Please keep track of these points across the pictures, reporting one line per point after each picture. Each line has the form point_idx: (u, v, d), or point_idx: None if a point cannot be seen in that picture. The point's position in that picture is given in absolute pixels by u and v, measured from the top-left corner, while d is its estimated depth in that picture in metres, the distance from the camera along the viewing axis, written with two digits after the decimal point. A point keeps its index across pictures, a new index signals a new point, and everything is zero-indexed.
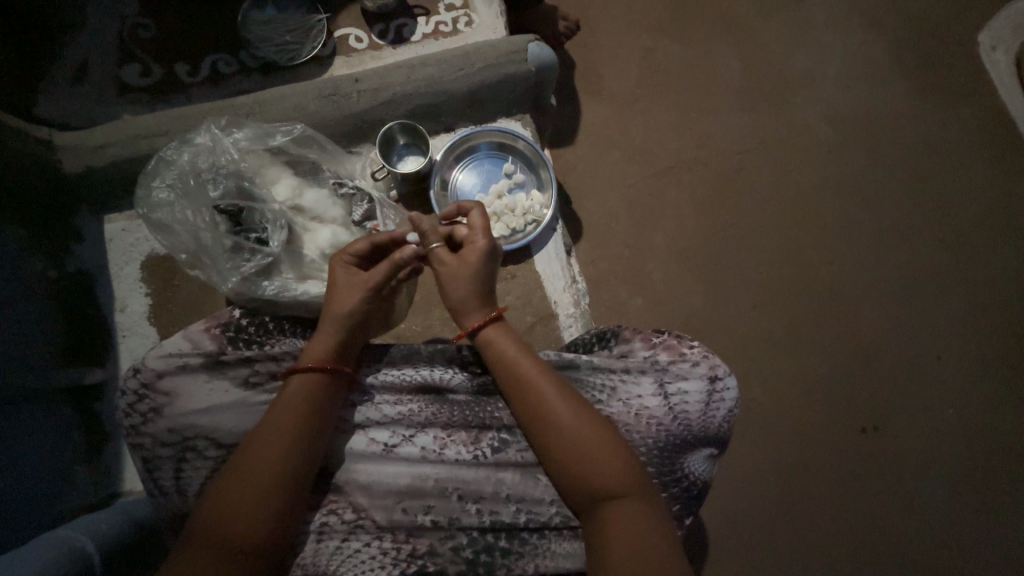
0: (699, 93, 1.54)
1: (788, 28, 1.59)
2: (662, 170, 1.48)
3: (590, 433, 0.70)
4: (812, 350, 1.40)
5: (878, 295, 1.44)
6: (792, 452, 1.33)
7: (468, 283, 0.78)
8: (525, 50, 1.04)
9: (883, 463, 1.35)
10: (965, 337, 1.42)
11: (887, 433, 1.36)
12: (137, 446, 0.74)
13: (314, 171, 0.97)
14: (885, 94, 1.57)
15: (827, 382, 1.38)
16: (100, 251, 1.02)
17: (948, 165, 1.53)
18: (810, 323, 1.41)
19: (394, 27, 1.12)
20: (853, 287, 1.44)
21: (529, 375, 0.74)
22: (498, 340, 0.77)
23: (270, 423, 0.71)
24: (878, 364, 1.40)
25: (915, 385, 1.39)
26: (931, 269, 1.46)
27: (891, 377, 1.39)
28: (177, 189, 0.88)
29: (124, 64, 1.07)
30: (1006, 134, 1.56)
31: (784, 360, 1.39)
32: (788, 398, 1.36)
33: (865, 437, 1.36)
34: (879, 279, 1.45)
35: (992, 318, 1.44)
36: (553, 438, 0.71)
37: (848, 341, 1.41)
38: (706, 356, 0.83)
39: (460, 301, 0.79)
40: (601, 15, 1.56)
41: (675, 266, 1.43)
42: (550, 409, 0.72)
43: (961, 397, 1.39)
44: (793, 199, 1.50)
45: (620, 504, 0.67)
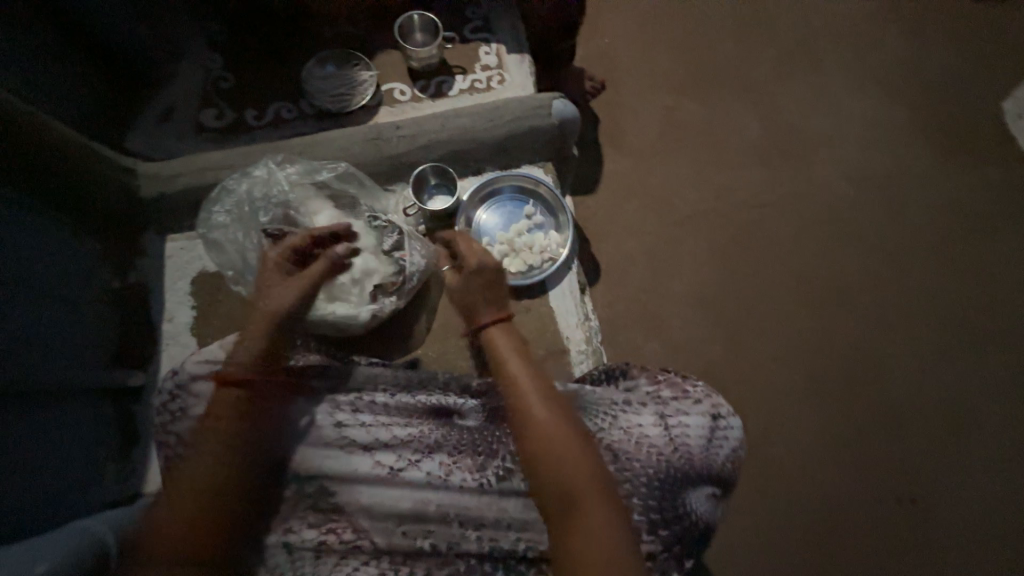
0: (716, 151, 1.72)
1: (802, 97, 1.79)
2: (679, 219, 1.65)
3: (567, 441, 0.75)
4: (820, 385, 1.51)
5: (886, 340, 1.55)
6: (799, 483, 1.43)
7: (473, 291, 0.93)
8: (549, 106, 1.16)
9: (875, 510, 1.42)
10: (971, 382, 1.51)
11: (890, 471, 1.45)
12: (163, 444, 0.80)
13: (353, 205, 1.06)
14: (897, 156, 1.72)
15: (832, 419, 1.48)
16: (159, 264, 1.11)
17: (961, 222, 1.65)
18: (819, 361, 1.53)
19: (435, 83, 1.26)
20: (862, 329, 1.56)
21: (517, 376, 0.82)
22: (497, 340, 0.88)
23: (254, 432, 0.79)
24: (884, 403, 1.50)
25: (908, 438, 1.47)
26: (938, 317, 1.57)
27: (884, 426, 1.48)
28: (232, 213, 0.98)
29: (203, 109, 1.24)
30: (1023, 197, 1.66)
31: (792, 395, 1.50)
32: (793, 430, 1.47)
33: (869, 474, 1.44)
34: (888, 326, 1.57)
35: (1000, 367, 1.52)
36: (531, 438, 0.75)
37: (855, 379, 1.52)
38: (709, 394, 0.83)
39: (471, 300, 0.92)
40: (623, 84, 1.78)
41: (688, 307, 1.56)
42: (532, 413, 0.77)
43: (951, 452, 1.46)
44: (804, 249, 1.64)
45: (578, 504, 0.71)
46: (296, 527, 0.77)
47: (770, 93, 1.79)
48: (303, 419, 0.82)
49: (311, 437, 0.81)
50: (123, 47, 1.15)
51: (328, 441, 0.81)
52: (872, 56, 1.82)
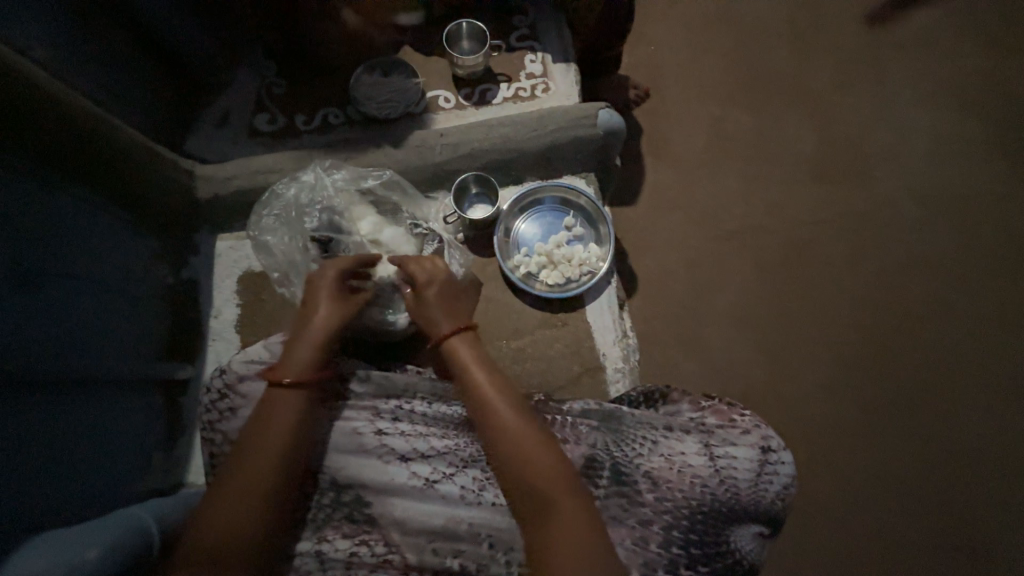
0: (769, 163, 1.64)
1: (864, 108, 1.68)
2: (725, 234, 1.58)
3: (538, 450, 0.72)
4: (878, 417, 1.41)
5: (956, 372, 1.44)
6: (849, 522, 1.33)
7: (435, 307, 0.87)
8: (595, 116, 1.13)
9: (936, 559, 1.31)
10: None
11: (954, 516, 1.34)
12: (208, 440, 0.83)
13: (394, 212, 1.07)
14: (972, 173, 1.61)
15: (891, 455, 1.38)
16: (210, 263, 1.16)
17: None
18: (877, 392, 1.43)
19: (479, 91, 1.26)
20: (927, 360, 1.45)
21: (481, 384, 0.78)
22: (458, 348, 0.83)
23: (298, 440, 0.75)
24: (951, 442, 1.39)
25: (976, 481, 1.36)
26: (1016, 350, 1.45)
27: (949, 466, 1.37)
28: (280, 217, 1.01)
29: (256, 113, 1.28)
30: None
31: (846, 426, 1.40)
32: (844, 465, 1.37)
33: (929, 518, 1.33)
34: (959, 357, 1.45)
35: None
36: (502, 449, 0.73)
37: (917, 413, 1.41)
38: (758, 424, 0.78)
39: (432, 320, 0.87)
40: (669, 93, 1.73)
41: (731, 328, 1.50)
42: (500, 422, 0.74)
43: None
44: (865, 271, 1.53)
45: (555, 515, 0.68)
46: (329, 537, 0.78)
47: (827, 104, 1.69)
48: (349, 426, 0.82)
49: (352, 443, 0.81)
50: (185, 55, 1.21)
51: (365, 448, 0.81)
52: (943, 67, 1.71)
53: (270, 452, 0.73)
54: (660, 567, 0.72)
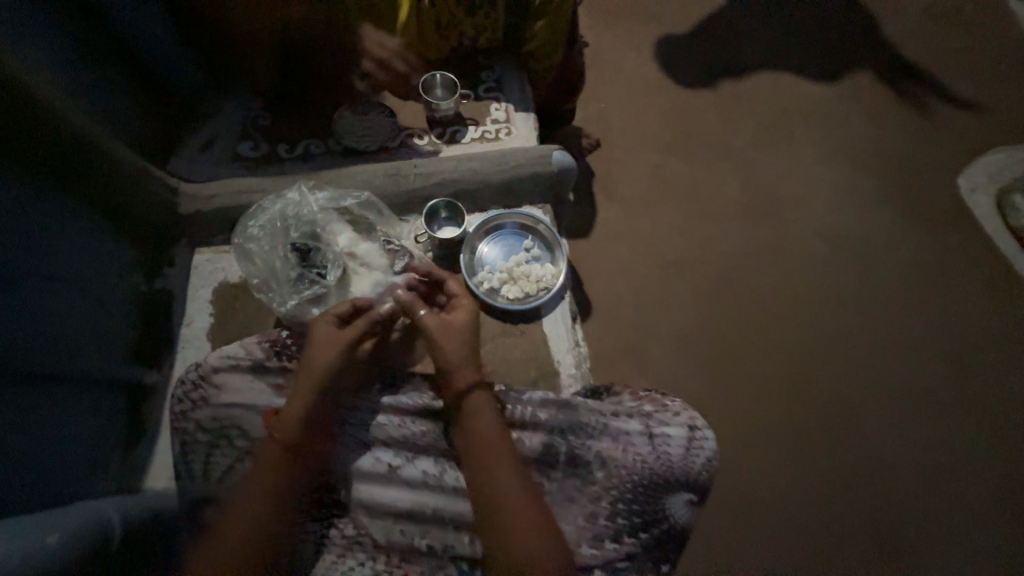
0: (703, 205, 1.90)
1: (778, 163, 2.00)
2: (666, 264, 1.80)
3: (532, 520, 0.75)
4: (803, 426, 1.59)
5: (869, 385, 1.65)
6: (778, 521, 1.47)
7: (458, 353, 0.89)
8: (551, 155, 1.31)
9: (860, 556, 1.44)
10: (955, 429, 1.60)
11: (875, 514, 1.49)
12: (180, 429, 0.88)
13: (370, 230, 1.18)
14: (869, 218, 1.92)
15: (817, 460, 1.55)
16: (185, 275, 1.19)
17: (931, 280, 1.82)
18: (802, 403, 1.62)
19: (449, 132, 1.43)
20: (843, 375, 1.66)
21: (490, 448, 0.81)
22: (477, 408, 0.85)
23: (281, 481, 0.79)
24: (866, 446, 1.57)
25: (890, 482, 1.53)
26: (919, 365, 1.68)
27: (865, 470, 1.54)
28: (264, 229, 1.09)
29: (241, 141, 1.37)
30: (987, 260, 1.86)
31: (773, 434, 1.58)
32: (773, 469, 1.54)
33: (852, 515, 1.48)
34: (871, 372, 1.67)
35: (980, 414, 1.62)
36: (500, 515, 0.75)
37: (836, 422, 1.60)
38: (685, 408, 0.91)
39: (454, 364, 0.88)
40: (617, 144, 2.00)
41: (672, 347, 1.68)
42: (501, 489, 0.77)
43: (931, 498, 1.51)
44: (787, 298, 1.77)
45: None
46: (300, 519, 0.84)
47: (749, 158, 2.00)
48: None
49: None
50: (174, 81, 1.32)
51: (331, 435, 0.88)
52: (838, 132, 2.07)
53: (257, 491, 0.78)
54: (607, 536, 0.82)
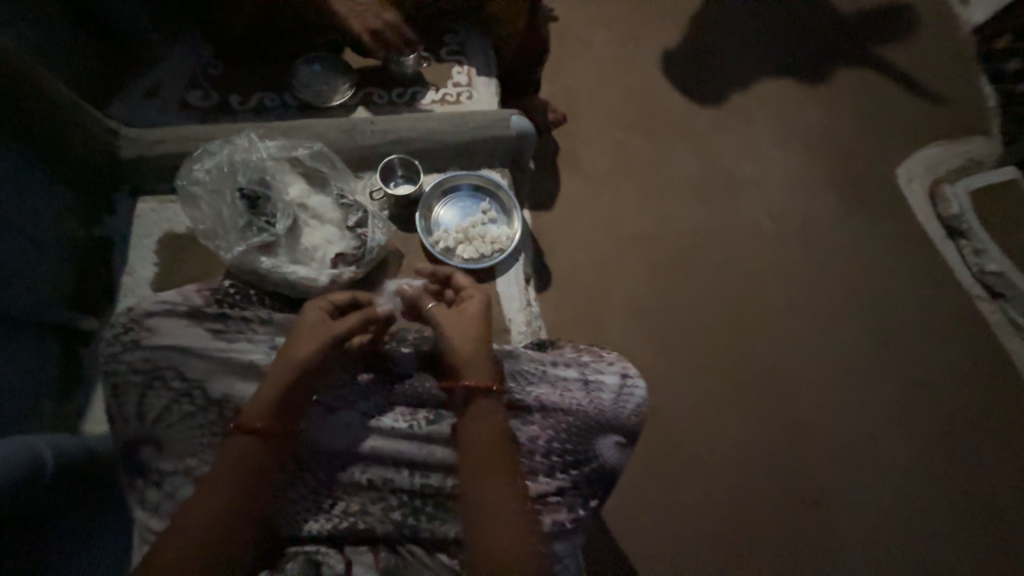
0: (661, 183, 1.97)
1: (735, 146, 2.08)
2: (624, 238, 1.86)
3: (513, 508, 0.75)
4: (743, 392, 1.69)
5: (806, 356, 1.77)
6: (712, 477, 1.58)
7: (467, 345, 0.88)
8: (508, 118, 1.32)
9: (782, 511, 1.56)
10: (880, 398, 1.73)
11: (802, 472, 1.61)
12: (110, 371, 0.84)
13: (324, 184, 1.16)
14: (817, 202, 2.02)
15: (752, 423, 1.66)
16: (128, 223, 1.14)
17: (869, 261, 1.94)
18: (743, 372, 1.72)
19: (409, 92, 1.42)
20: (782, 346, 1.77)
21: (488, 434, 0.81)
22: (484, 406, 0.83)
23: (247, 465, 0.77)
24: (799, 411, 1.69)
25: (816, 445, 1.65)
26: (851, 339, 1.81)
27: (794, 434, 1.66)
28: (212, 174, 1.07)
29: (189, 90, 1.32)
30: (920, 245, 1.99)
31: (715, 399, 1.68)
32: (712, 431, 1.64)
33: (779, 473, 1.60)
34: (807, 344, 1.79)
35: (902, 385, 1.75)
36: (483, 496, 0.75)
37: (774, 388, 1.71)
38: (620, 358, 0.97)
39: (462, 356, 0.87)
40: (583, 120, 2.03)
41: (625, 317, 1.75)
42: (490, 474, 0.77)
43: (850, 462, 1.64)
44: (735, 274, 1.86)
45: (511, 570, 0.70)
46: None
47: (708, 140, 2.07)
48: (247, 358, 0.86)
49: (251, 373, 0.86)
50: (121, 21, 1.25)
51: None
52: (793, 119, 2.16)
53: (223, 475, 0.76)
54: (540, 472, 0.87)
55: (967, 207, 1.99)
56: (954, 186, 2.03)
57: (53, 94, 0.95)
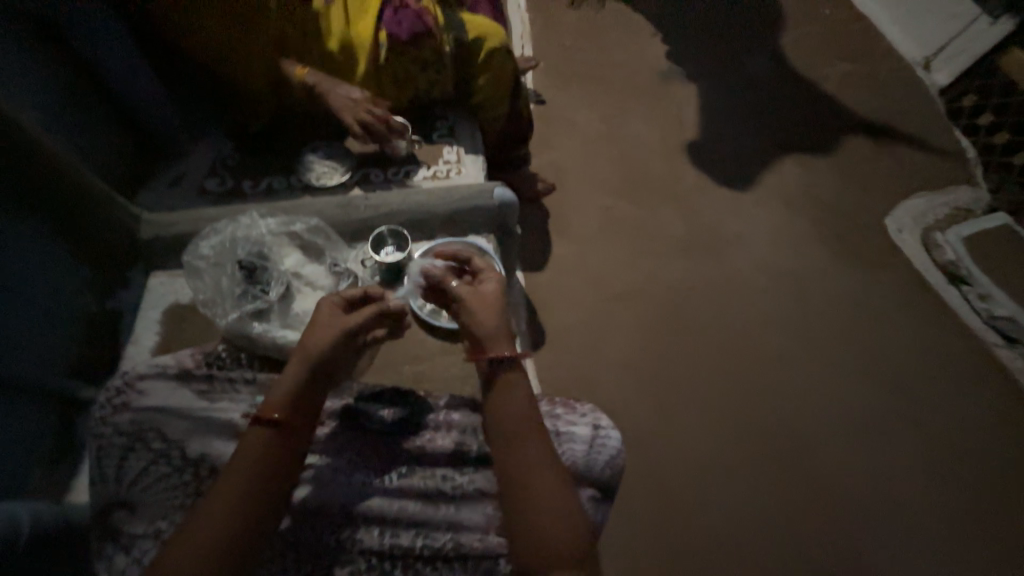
0: (650, 242, 2.05)
1: (719, 205, 2.18)
2: (616, 296, 1.90)
3: (555, 493, 0.79)
4: (751, 451, 1.62)
5: (814, 410, 1.70)
6: (723, 546, 1.48)
7: (491, 318, 0.94)
8: (492, 191, 1.45)
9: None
10: (901, 455, 1.63)
11: (823, 539, 1.50)
12: (96, 434, 0.88)
13: (318, 255, 1.26)
14: (806, 254, 2.06)
15: (762, 485, 1.57)
16: (139, 295, 1.25)
17: (869, 310, 1.92)
18: (748, 429, 1.66)
19: (403, 171, 1.57)
20: (788, 401, 1.72)
21: (521, 428, 0.85)
22: (514, 388, 0.89)
23: (263, 468, 0.77)
24: (813, 471, 1.60)
25: (834, 507, 1.54)
26: (861, 391, 1.74)
27: (809, 497, 1.56)
28: (215, 249, 1.18)
29: (207, 177, 1.49)
30: (920, 292, 1.97)
31: (720, 459, 1.60)
32: (721, 494, 1.55)
33: (796, 541, 1.50)
34: (814, 397, 1.73)
35: (923, 440, 1.66)
36: (524, 487, 0.79)
37: (783, 445, 1.63)
38: (592, 409, 0.97)
39: (486, 330, 0.93)
40: (571, 188, 2.18)
41: (621, 374, 1.74)
42: (530, 469, 0.81)
43: (874, 528, 1.52)
44: (732, 328, 1.86)
45: (560, 555, 0.74)
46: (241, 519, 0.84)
47: (692, 200, 2.18)
48: (229, 416, 0.90)
49: (230, 429, 0.89)
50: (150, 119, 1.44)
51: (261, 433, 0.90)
52: (774, 178, 2.27)
53: (234, 484, 0.75)
54: None
55: (962, 252, 2.08)
56: (946, 234, 2.12)
57: (78, 179, 1.09)
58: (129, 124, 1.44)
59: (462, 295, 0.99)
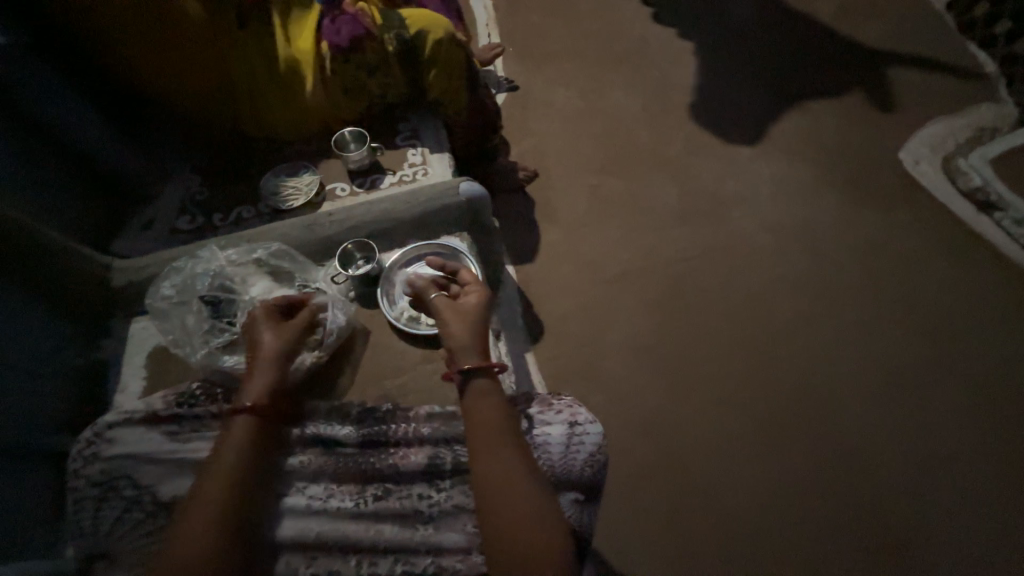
0: (643, 216, 1.95)
1: (714, 166, 2.06)
2: (613, 277, 1.82)
3: (527, 493, 0.79)
4: (775, 421, 1.52)
5: (840, 369, 1.58)
6: (756, 525, 1.39)
7: (467, 333, 0.97)
8: (458, 187, 1.39)
9: (844, 560, 1.34)
10: (943, 406, 1.50)
11: (864, 506, 1.39)
12: (73, 487, 0.91)
13: (288, 278, 1.24)
14: (814, 203, 1.92)
15: (792, 455, 1.47)
16: (122, 343, 1.25)
17: (891, 254, 1.78)
18: (769, 398, 1.56)
19: (370, 180, 1.54)
20: (810, 363, 1.61)
21: (492, 429, 0.85)
22: (487, 391, 0.91)
23: (243, 459, 0.86)
24: (846, 434, 1.49)
25: (873, 471, 1.43)
26: (891, 342, 1.61)
27: (843, 464, 1.45)
28: (178, 288, 1.18)
29: (178, 217, 1.50)
30: (948, 226, 1.81)
31: (742, 433, 1.51)
32: (748, 470, 1.46)
33: (836, 511, 1.39)
34: (839, 356, 1.61)
35: (967, 386, 1.52)
36: (495, 490, 0.79)
37: (809, 411, 1.53)
38: (569, 405, 0.95)
39: (462, 343, 0.96)
40: (555, 171, 2.10)
41: (627, 357, 1.66)
42: (504, 472, 0.80)
43: (919, 490, 1.40)
44: (741, 293, 1.75)
45: (538, 557, 0.73)
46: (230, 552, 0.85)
47: (684, 165, 2.07)
48: (194, 455, 0.92)
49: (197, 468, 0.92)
50: (113, 168, 1.47)
51: None
52: (771, 127, 2.12)
53: (218, 477, 0.83)
54: None
55: (989, 177, 1.89)
56: (969, 159, 1.94)
57: (34, 237, 1.10)
58: (94, 175, 1.45)
59: (441, 306, 1.02)
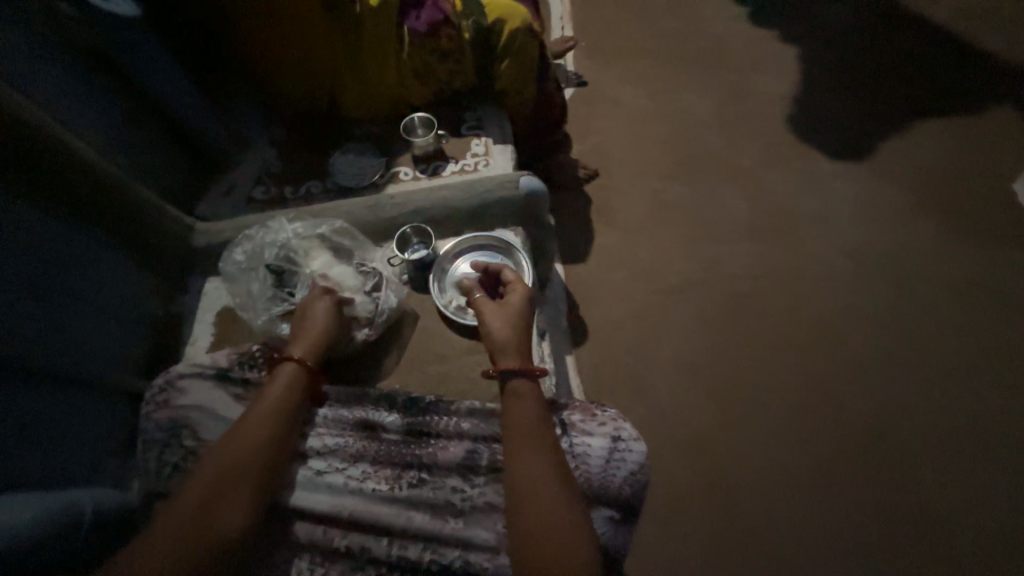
0: (707, 227, 1.85)
1: (793, 181, 1.91)
2: (667, 288, 1.74)
3: (559, 503, 0.77)
4: (833, 464, 1.40)
5: (914, 418, 1.44)
6: (799, 572, 1.29)
7: (507, 333, 0.96)
8: (518, 180, 1.37)
9: None
10: None
11: (926, 571, 1.26)
12: (143, 428, 1.00)
13: (348, 255, 1.29)
14: (905, 232, 1.74)
15: (847, 504, 1.35)
16: (196, 300, 1.34)
17: (989, 298, 1.59)
18: (828, 438, 1.44)
19: (432, 167, 1.55)
20: (879, 406, 1.47)
21: (529, 435, 0.84)
22: (524, 397, 0.89)
23: (281, 409, 0.93)
24: (913, 490, 1.35)
25: (941, 535, 1.29)
26: (977, 397, 1.46)
27: (906, 521, 1.32)
28: (248, 255, 1.25)
29: (254, 187, 1.59)
30: None
31: (793, 471, 1.40)
32: (796, 511, 1.35)
33: (892, 571, 1.27)
34: (914, 403, 1.46)
35: None
36: (527, 496, 0.78)
37: (873, 459, 1.40)
38: (613, 418, 0.93)
39: (502, 342, 0.95)
40: (617, 172, 2.03)
41: (674, 373, 1.58)
42: (538, 481, 0.79)
43: (994, 564, 1.26)
44: (808, 321, 1.62)
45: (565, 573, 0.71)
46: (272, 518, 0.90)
47: (758, 178, 1.93)
48: None
49: None
50: (201, 136, 1.58)
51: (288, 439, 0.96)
52: (862, 145, 1.94)
53: (258, 421, 0.90)
54: None
55: None
56: None
57: (133, 194, 1.20)
58: (185, 141, 1.56)
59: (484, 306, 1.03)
